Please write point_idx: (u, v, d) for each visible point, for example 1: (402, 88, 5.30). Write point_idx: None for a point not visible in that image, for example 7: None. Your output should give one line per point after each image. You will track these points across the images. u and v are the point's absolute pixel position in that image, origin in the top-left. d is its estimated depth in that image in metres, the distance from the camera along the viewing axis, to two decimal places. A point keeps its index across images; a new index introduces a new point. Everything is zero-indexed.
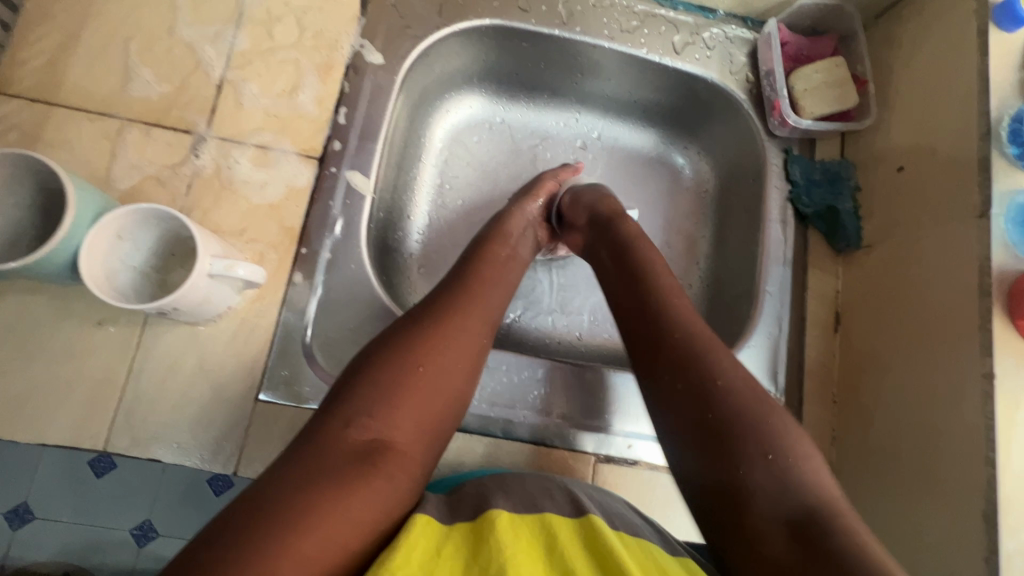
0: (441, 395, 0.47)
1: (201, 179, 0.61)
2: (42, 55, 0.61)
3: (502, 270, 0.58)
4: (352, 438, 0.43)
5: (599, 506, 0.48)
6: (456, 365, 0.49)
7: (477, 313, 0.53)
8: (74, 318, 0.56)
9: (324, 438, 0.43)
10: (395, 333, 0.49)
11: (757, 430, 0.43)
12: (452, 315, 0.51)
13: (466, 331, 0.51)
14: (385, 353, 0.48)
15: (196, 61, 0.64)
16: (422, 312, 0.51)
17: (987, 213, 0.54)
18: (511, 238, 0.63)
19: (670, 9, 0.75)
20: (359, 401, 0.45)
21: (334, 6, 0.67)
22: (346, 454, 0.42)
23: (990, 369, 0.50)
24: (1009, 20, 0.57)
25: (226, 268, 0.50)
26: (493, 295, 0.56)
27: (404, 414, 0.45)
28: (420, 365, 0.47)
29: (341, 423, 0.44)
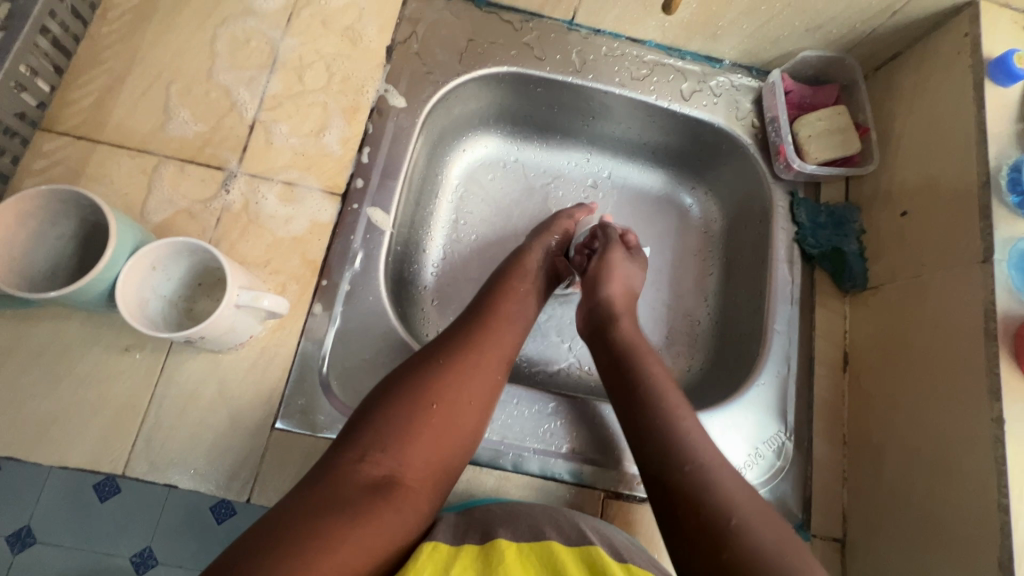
0: (453, 431, 0.49)
1: (229, 213, 0.64)
2: (89, 96, 0.66)
3: (518, 307, 0.60)
4: (365, 470, 0.45)
5: (603, 538, 0.48)
6: (469, 401, 0.50)
7: (492, 352, 0.54)
8: (102, 343, 0.58)
9: (339, 471, 0.44)
10: (410, 368, 0.51)
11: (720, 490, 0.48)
12: (466, 351, 0.53)
13: (480, 367, 0.53)
14: (401, 388, 0.49)
15: (231, 102, 0.68)
16: (438, 347, 0.53)
17: (990, 258, 0.55)
18: (529, 273, 0.64)
19: (678, 59, 0.78)
20: (374, 433, 0.46)
21: (361, 53, 0.72)
22: (359, 487, 0.44)
23: (1000, 415, 0.51)
24: (1004, 76, 0.59)
25: (253, 299, 0.53)
26: (509, 332, 0.57)
27: (416, 449, 0.47)
28: (434, 403, 0.49)
29: (355, 457, 0.45)
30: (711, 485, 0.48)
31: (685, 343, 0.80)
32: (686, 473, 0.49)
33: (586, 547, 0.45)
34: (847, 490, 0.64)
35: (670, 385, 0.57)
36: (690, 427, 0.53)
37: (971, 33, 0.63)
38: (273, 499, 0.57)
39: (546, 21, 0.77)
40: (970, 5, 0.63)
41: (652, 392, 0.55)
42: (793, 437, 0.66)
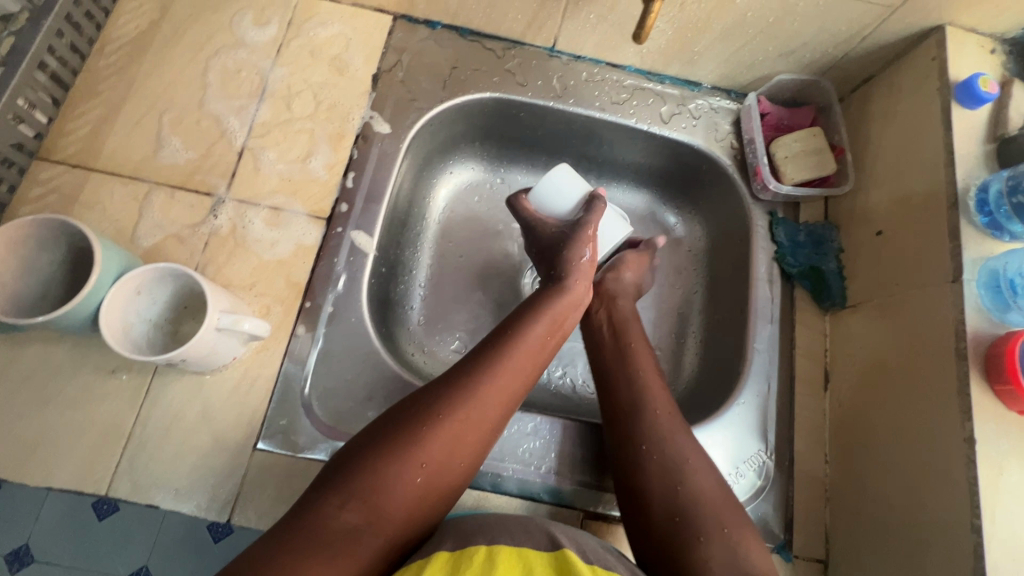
0: (438, 485, 0.49)
1: (217, 238, 0.66)
2: (86, 126, 0.68)
3: (534, 356, 0.57)
4: (341, 518, 0.44)
5: (576, 545, 0.48)
6: (458, 461, 0.50)
7: (494, 409, 0.52)
8: (90, 365, 0.60)
9: (315, 514, 0.44)
10: (409, 417, 0.50)
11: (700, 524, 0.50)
12: (466, 407, 0.51)
13: (479, 423, 0.51)
14: (394, 435, 0.48)
15: (221, 130, 0.70)
16: (442, 396, 0.51)
17: (960, 278, 0.56)
18: (562, 317, 0.60)
19: (658, 83, 0.80)
20: (357, 481, 0.46)
21: (348, 82, 0.74)
22: (333, 533, 0.43)
23: (971, 434, 0.51)
24: (971, 99, 0.61)
25: (233, 322, 0.54)
26: (516, 385, 0.55)
27: (397, 503, 0.46)
28: (423, 462, 0.48)
29: (335, 503, 0.45)
30: (694, 514, 0.51)
31: (670, 361, 0.80)
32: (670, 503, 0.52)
33: (558, 551, 0.45)
34: (829, 509, 0.64)
35: (670, 419, 0.58)
36: (697, 466, 0.54)
37: (937, 57, 0.64)
38: (253, 519, 0.57)
39: (527, 47, 0.79)
40: (937, 30, 0.65)
41: (654, 421, 0.57)
42: (774, 457, 0.66)
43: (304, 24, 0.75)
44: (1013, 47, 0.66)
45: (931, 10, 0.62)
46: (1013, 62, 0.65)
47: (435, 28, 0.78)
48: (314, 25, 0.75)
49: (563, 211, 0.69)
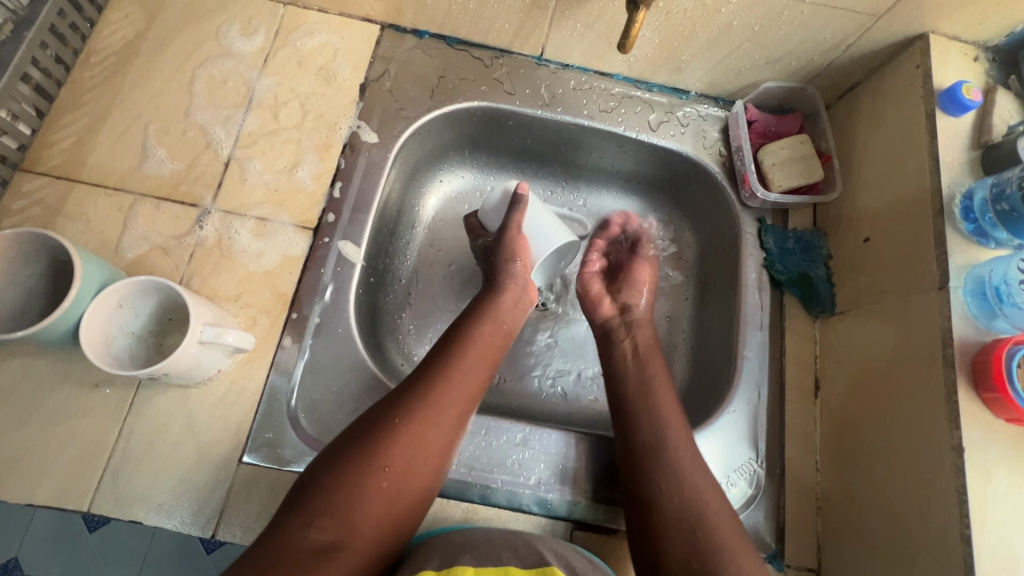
0: (406, 494, 0.49)
1: (203, 249, 0.65)
2: (70, 137, 0.68)
3: (483, 357, 0.59)
4: (311, 536, 0.44)
5: (562, 561, 0.49)
6: (423, 464, 0.50)
7: (451, 409, 0.53)
8: (72, 379, 0.59)
9: (284, 535, 0.43)
10: (369, 427, 0.50)
11: (698, 505, 0.53)
12: (423, 410, 0.52)
13: (438, 426, 0.52)
14: (356, 449, 0.49)
15: (207, 141, 0.70)
16: (399, 404, 0.52)
17: (946, 285, 0.56)
18: (503, 317, 0.63)
19: (645, 91, 0.80)
20: (323, 498, 0.46)
21: (335, 92, 0.74)
22: (304, 552, 0.43)
23: (959, 443, 0.51)
24: (955, 106, 0.61)
25: (216, 335, 0.54)
26: (471, 386, 0.56)
27: (365, 514, 0.46)
28: (387, 467, 0.48)
29: (304, 521, 0.44)
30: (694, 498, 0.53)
31: None
32: (672, 487, 0.55)
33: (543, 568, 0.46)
34: (820, 518, 0.64)
35: (673, 410, 0.62)
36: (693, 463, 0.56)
37: (921, 65, 0.65)
38: (238, 534, 0.56)
39: (515, 56, 0.79)
40: (921, 38, 0.65)
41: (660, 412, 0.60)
42: (765, 465, 0.66)
43: (290, 34, 0.75)
44: (995, 55, 0.66)
45: (914, 18, 0.63)
46: (995, 70, 0.65)
47: (422, 37, 0.78)
48: (301, 35, 0.75)
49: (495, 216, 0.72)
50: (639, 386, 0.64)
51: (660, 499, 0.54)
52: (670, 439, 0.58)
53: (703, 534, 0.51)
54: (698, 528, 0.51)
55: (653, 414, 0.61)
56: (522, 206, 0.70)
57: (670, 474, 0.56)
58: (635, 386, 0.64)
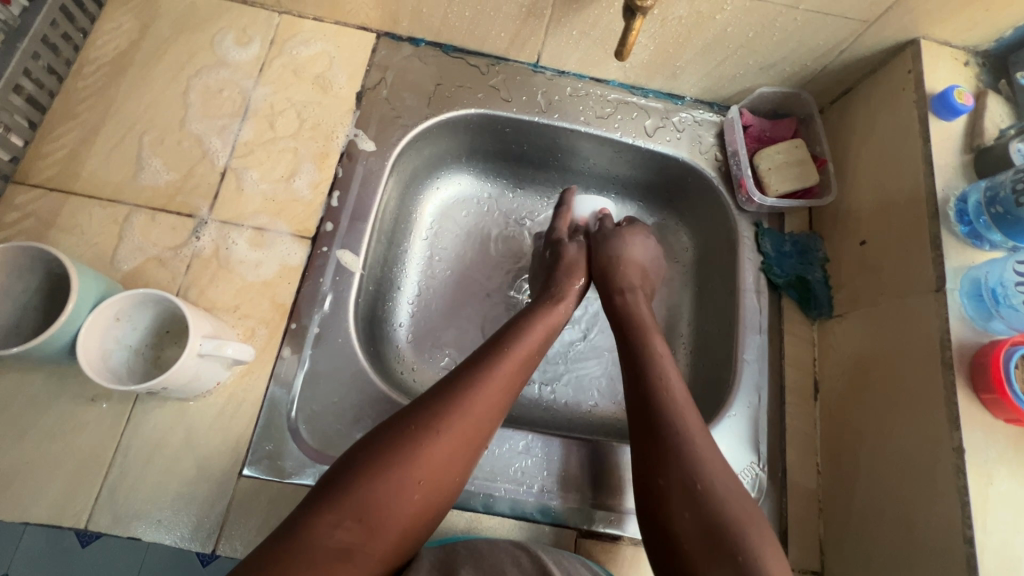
0: (434, 499, 0.48)
1: (199, 260, 0.65)
2: (63, 149, 0.67)
3: (519, 370, 0.57)
4: (337, 535, 0.43)
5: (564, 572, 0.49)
6: (452, 477, 0.50)
7: (483, 420, 0.53)
8: (67, 395, 0.58)
9: (310, 532, 0.43)
10: (405, 431, 0.49)
11: (697, 456, 0.50)
12: (461, 422, 0.51)
13: (473, 433, 0.51)
14: (390, 448, 0.48)
15: (203, 151, 0.69)
16: (438, 411, 0.51)
17: (943, 287, 0.56)
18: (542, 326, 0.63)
19: (641, 97, 0.80)
20: (353, 498, 0.45)
21: (332, 100, 0.74)
22: (327, 552, 0.42)
23: (960, 443, 0.51)
24: (948, 111, 0.62)
25: (216, 347, 0.53)
26: (503, 397, 0.55)
27: (392, 522, 0.46)
28: (420, 480, 0.47)
29: (331, 520, 0.44)
30: (684, 446, 0.50)
31: None
32: (665, 441, 0.51)
33: None
34: (823, 520, 0.64)
35: (670, 360, 0.59)
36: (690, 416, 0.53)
37: (913, 70, 0.65)
38: (238, 549, 0.56)
39: (511, 64, 0.79)
40: (912, 43, 0.66)
41: (654, 360, 0.59)
42: (767, 468, 0.66)
43: (286, 43, 0.75)
44: (985, 60, 0.67)
45: (905, 24, 0.64)
46: (986, 74, 0.67)
47: (418, 45, 0.78)
48: (297, 44, 0.75)
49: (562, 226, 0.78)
50: (637, 335, 0.62)
51: (657, 450, 0.51)
52: (666, 384, 0.56)
53: (701, 489, 0.47)
54: (692, 482, 0.48)
55: (652, 364, 0.58)
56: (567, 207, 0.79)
57: (668, 423, 0.52)
58: (633, 333, 0.63)
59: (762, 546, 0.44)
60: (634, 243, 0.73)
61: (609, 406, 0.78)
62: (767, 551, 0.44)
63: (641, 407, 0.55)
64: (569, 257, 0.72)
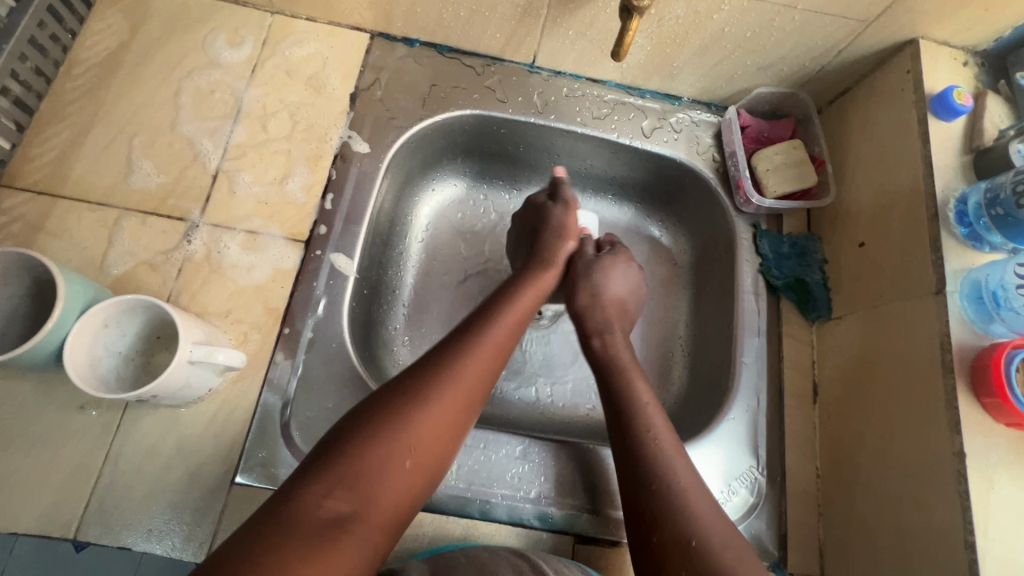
0: (425, 470, 0.47)
1: (191, 264, 0.64)
2: (52, 151, 0.66)
3: (506, 338, 0.57)
4: (328, 506, 0.42)
5: None
6: (446, 445, 0.49)
7: (475, 384, 0.52)
8: (56, 402, 0.57)
9: (299, 504, 0.41)
10: (394, 397, 0.48)
11: (688, 514, 0.49)
12: (452, 388, 0.50)
13: (460, 401, 0.51)
14: (379, 415, 0.47)
15: (194, 153, 0.68)
16: (427, 377, 0.50)
17: (943, 289, 0.56)
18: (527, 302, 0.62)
19: (638, 97, 0.80)
20: (342, 468, 0.44)
21: (325, 102, 0.73)
22: (318, 522, 0.41)
23: (960, 448, 0.51)
24: (947, 111, 0.62)
25: (206, 354, 0.52)
26: (491, 365, 0.55)
27: (385, 491, 0.44)
28: (413, 447, 0.46)
29: (321, 490, 0.42)
30: (674, 504, 0.50)
31: (660, 375, 0.79)
32: (654, 499, 0.50)
33: None
34: (822, 524, 0.64)
35: (655, 406, 0.58)
36: (678, 469, 0.53)
37: (912, 70, 0.65)
38: None
39: (507, 64, 0.78)
40: (911, 43, 0.66)
41: (637, 408, 0.57)
42: (766, 472, 0.65)
43: (278, 43, 0.74)
44: (984, 60, 0.67)
45: (904, 24, 0.63)
46: (985, 74, 0.66)
47: (413, 45, 0.77)
48: (289, 45, 0.74)
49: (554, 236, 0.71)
50: (620, 383, 0.61)
51: (648, 509, 0.50)
52: (649, 437, 0.55)
53: (696, 546, 0.47)
54: (686, 539, 0.47)
55: (637, 414, 0.57)
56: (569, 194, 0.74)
57: (655, 482, 0.52)
58: (616, 380, 0.61)
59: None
60: (615, 275, 0.70)
61: None
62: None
63: (629, 463, 0.54)
64: (556, 220, 0.72)
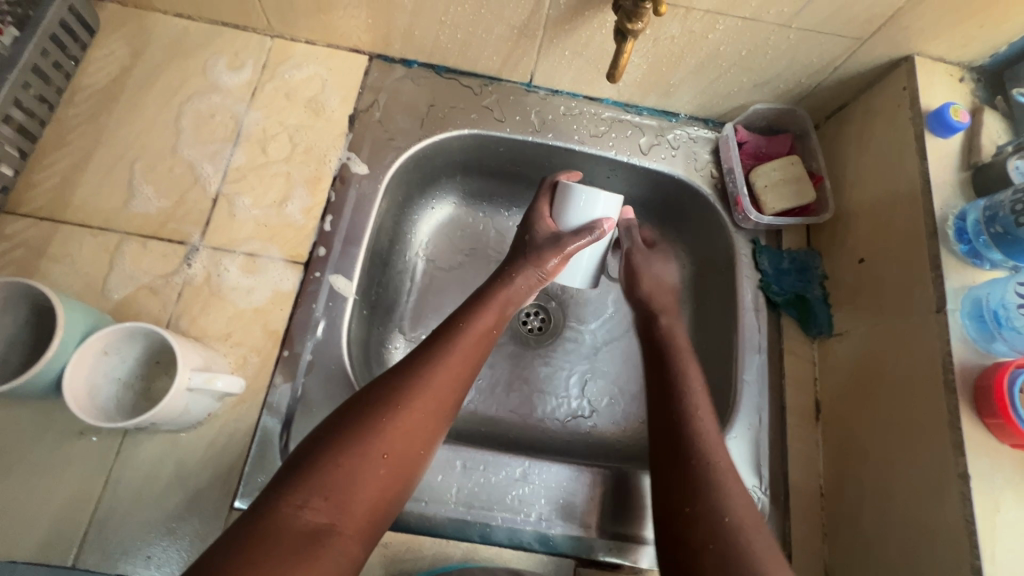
0: (398, 479, 0.50)
1: (191, 287, 0.64)
2: (54, 177, 0.67)
3: (477, 349, 0.59)
4: (304, 517, 0.44)
5: None
6: (419, 450, 0.51)
7: (448, 391, 0.55)
8: (56, 428, 0.57)
9: (276, 514, 0.44)
10: (365, 409, 0.51)
11: (724, 490, 0.51)
12: (423, 395, 0.53)
13: (429, 408, 0.53)
14: (352, 428, 0.49)
15: (194, 176, 0.69)
16: (399, 387, 0.53)
17: (943, 308, 0.55)
18: (508, 301, 0.65)
19: (635, 114, 0.80)
20: (316, 480, 0.46)
21: (324, 123, 0.74)
22: (297, 532, 0.43)
23: (965, 470, 0.50)
24: (944, 128, 0.62)
25: (205, 380, 0.52)
26: (464, 373, 0.57)
27: (359, 498, 0.47)
28: (385, 453, 0.49)
29: (297, 502, 0.45)
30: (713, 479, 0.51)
31: None
32: (695, 467, 0.52)
33: None
34: (827, 546, 0.63)
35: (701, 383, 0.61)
36: (718, 444, 0.55)
37: (908, 87, 0.65)
38: None
39: (505, 83, 0.79)
40: (906, 60, 0.66)
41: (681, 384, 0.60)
42: (770, 492, 0.64)
43: (278, 67, 0.75)
44: (981, 75, 0.67)
45: (899, 40, 0.63)
46: (982, 89, 0.66)
47: (411, 66, 0.78)
48: (289, 68, 0.75)
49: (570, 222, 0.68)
50: (673, 359, 0.63)
51: (685, 480, 0.52)
52: (696, 412, 0.57)
53: (728, 522, 0.48)
54: (719, 517, 0.49)
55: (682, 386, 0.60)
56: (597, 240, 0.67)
57: (698, 456, 0.53)
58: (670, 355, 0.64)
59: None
60: (664, 266, 0.75)
61: (609, 426, 0.77)
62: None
63: (670, 438, 0.56)
64: (544, 238, 0.68)
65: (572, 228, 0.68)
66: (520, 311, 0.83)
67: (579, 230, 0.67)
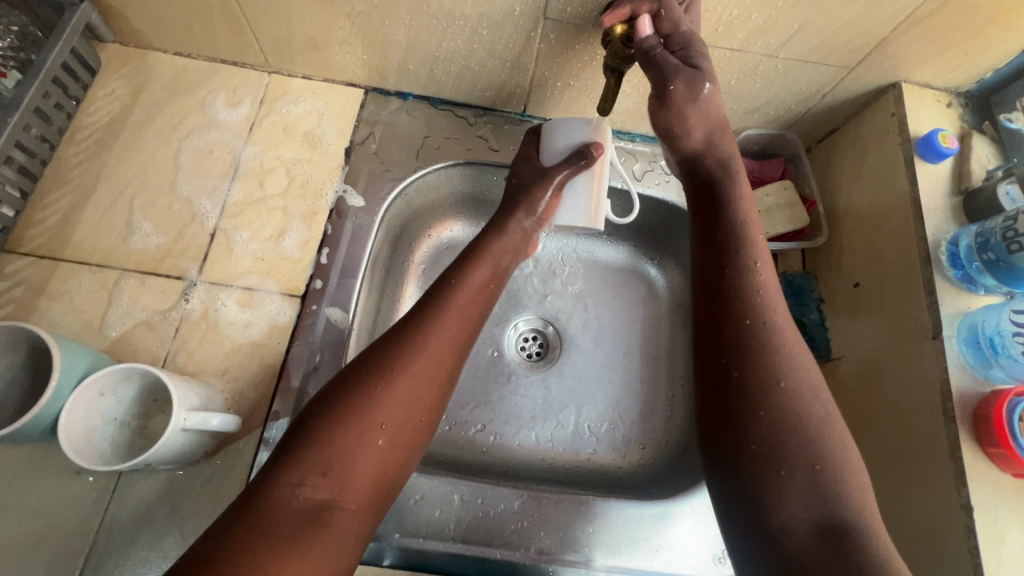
0: (399, 450, 0.50)
1: (188, 323, 0.65)
2: (54, 215, 0.68)
3: (468, 313, 0.59)
4: (303, 496, 0.44)
5: None
6: (418, 418, 0.52)
7: (443, 354, 0.55)
8: (52, 469, 0.57)
9: (272, 495, 0.44)
10: (359, 380, 0.50)
11: (781, 355, 0.48)
12: (419, 359, 0.53)
13: (425, 367, 0.53)
14: (345, 399, 0.49)
15: (193, 212, 0.70)
16: (391, 354, 0.52)
17: (939, 334, 0.56)
18: (501, 261, 0.66)
19: (629, 141, 0.82)
20: (311, 456, 0.46)
21: (321, 157, 0.75)
22: (299, 510, 0.43)
23: (968, 501, 0.50)
24: (932, 154, 0.62)
25: (200, 420, 0.52)
26: (458, 336, 0.57)
27: (359, 471, 0.47)
28: (382, 423, 0.49)
29: (294, 480, 0.44)
30: (770, 341, 0.49)
31: (664, 409, 0.79)
32: (749, 327, 0.50)
33: None
34: None
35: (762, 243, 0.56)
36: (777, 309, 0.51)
37: (896, 113, 0.66)
38: None
39: (498, 113, 0.80)
40: (893, 86, 0.67)
41: (742, 241, 0.55)
42: None
43: (276, 102, 0.76)
44: (968, 100, 0.68)
45: (885, 69, 0.64)
46: (969, 114, 0.67)
47: (406, 99, 0.79)
48: (286, 103, 0.76)
49: (556, 156, 0.66)
50: (726, 209, 0.57)
51: (736, 340, 0.49)
52: (754, 269, 0.53)
53: (783, 387, 0.47)
54: (773, 382, 0.47)
55: (741, 240, 0.55)
56: (591, 164, 0.64)
57: (750, 318, 0.50)
58: (726, 208, 0.57)
59: (844, 460, 0.45)
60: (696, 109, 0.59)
61: (608, 453, 0.76)
62: (846, 462, 0.45)
63: (720, 298, 0.52)
64: (527, 189, 0.67)
65: (558, 159, 0.66)
66: (519, 337, 0.82)
67: (566, 160, 0.65)
